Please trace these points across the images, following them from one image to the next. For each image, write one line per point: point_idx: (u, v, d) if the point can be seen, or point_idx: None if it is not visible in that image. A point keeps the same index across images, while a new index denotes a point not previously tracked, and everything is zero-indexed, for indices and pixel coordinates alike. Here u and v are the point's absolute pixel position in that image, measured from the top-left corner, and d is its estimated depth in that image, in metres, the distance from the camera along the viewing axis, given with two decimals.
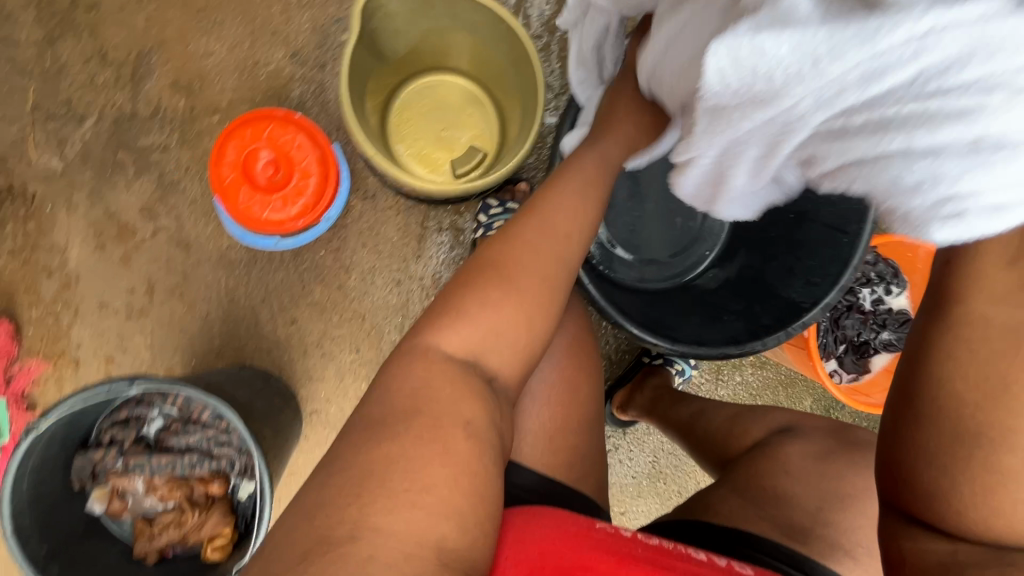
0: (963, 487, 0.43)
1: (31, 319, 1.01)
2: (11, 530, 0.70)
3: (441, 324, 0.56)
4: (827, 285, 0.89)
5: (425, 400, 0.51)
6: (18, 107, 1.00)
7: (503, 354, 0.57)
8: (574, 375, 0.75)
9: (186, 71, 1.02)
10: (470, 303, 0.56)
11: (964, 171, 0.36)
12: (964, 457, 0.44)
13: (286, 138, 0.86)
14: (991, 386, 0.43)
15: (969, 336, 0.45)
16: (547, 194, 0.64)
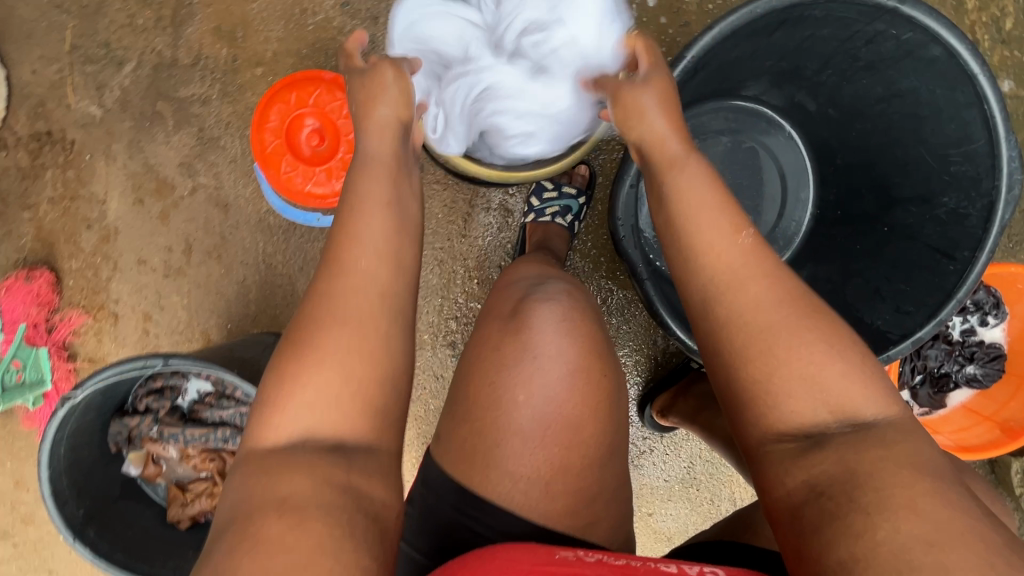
0: (750, 403, 0.49)
1: (71, 270, 1.00)
2: (50, 493, 0.71)
3: (263, 418, 0.47)
4: (922, 316, 0.78)
5: (265, 493, 0.42)
6: (56, 46, 0.94)
7: (343, 409, 0.47)
8: (589, 396, 0.56)
9: (230, 17, 0.94)
10: (291, 376, 0.48)
11: (527, 125, 0.76)
12: (735, 362, 0.51)
13: (335, 104, 0.80)
14: (713, 284, 0.53)
15: (687, 255, 0.55)
16: (344, 223, 0.54)
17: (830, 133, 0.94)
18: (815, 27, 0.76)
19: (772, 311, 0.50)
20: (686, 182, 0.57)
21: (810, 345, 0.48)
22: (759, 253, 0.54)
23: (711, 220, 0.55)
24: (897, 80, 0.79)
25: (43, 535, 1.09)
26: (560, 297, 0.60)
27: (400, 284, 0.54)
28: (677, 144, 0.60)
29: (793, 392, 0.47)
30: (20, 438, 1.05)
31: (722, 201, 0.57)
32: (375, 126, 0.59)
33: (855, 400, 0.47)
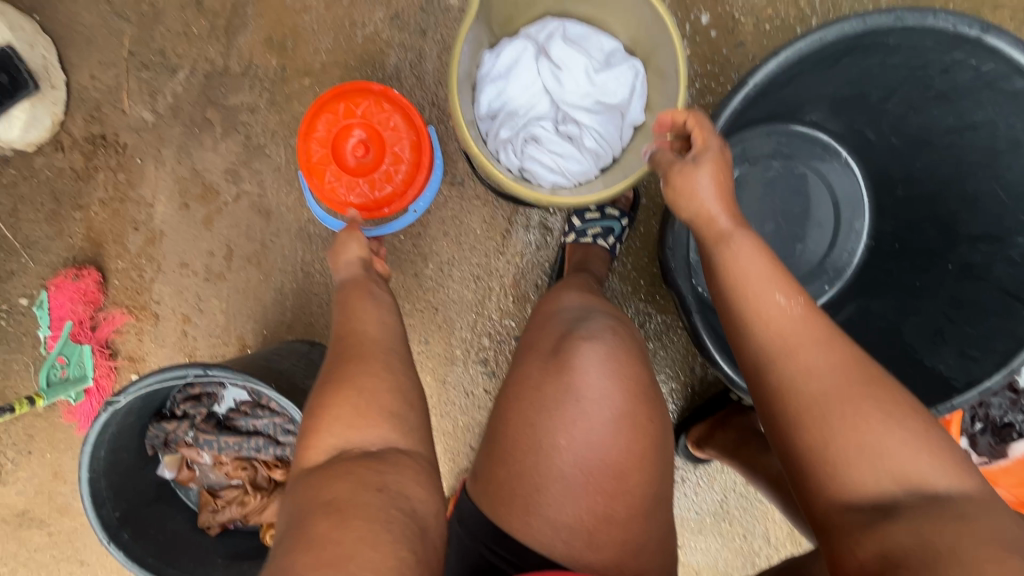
0: (818, 470, 0.50)
1: (117, 270, 1.02)
2: (88, 494, 0.72)
3: (302, 447, 0.51)
4: (990, 363, 0.73)
5: (313, 499, 0.45)
6: (114, 52, 0.96)
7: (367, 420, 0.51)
8: (636, 444, 0.53)
9: (281, 27, 0.95)
10: (322, 406, 0.53)
11: (552, 156, 0.80)
12: (801, 427, 0.51)
13: (380, 116, 0.80)
14: (780, 348, 0.54)
15: (755, 318, 0.56)
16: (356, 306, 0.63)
17: (891, 162, 0.89)
18: (885, 55, 0.72)
19: (827, 376, 0.51)
20: (736, 256, 0.58)
21: (869, 414, 0.49)
22: (810, 317, 0.55)
23: (765, 292, 0.56)
24: (971, 111, 0.74)
25: (77, 526, 1.12)
26: (597, 331, 0.57)
27: (396, 345, 0.60)
28: (725, 218, 0.60)
29: (856, 465, 0.48)
30: (60, 430, 1.08)
31: (773, 267, 0.57)
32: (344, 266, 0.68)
33: (918, 468, 0.47)
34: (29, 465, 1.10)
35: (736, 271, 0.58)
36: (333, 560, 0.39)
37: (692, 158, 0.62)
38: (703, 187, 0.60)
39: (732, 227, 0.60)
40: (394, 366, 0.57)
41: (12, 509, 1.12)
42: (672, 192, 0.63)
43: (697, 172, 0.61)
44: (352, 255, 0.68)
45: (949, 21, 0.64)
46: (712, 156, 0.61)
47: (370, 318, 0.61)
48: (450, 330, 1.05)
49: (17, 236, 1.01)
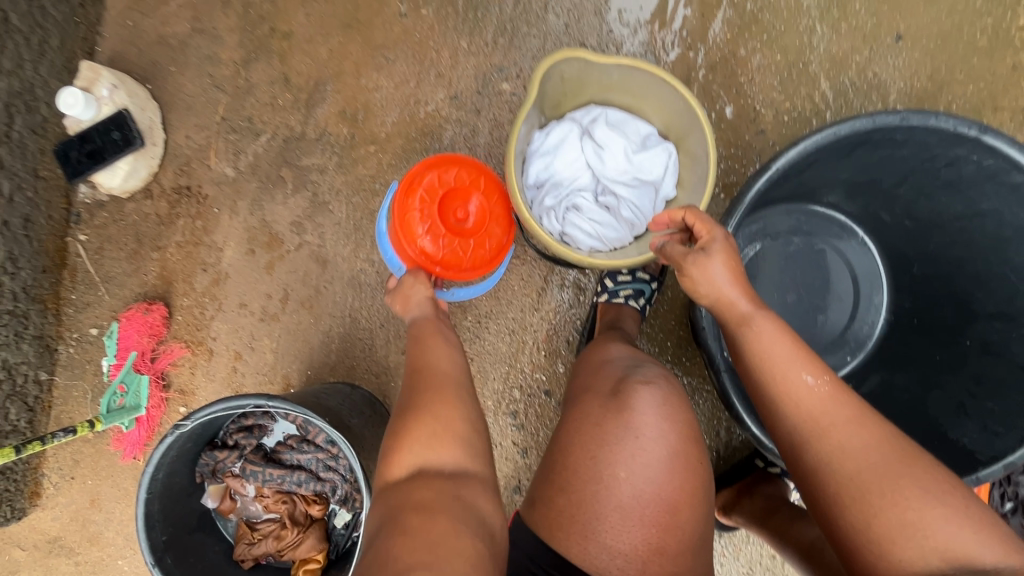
0: (863, 545, 0.55)
1: (182, 306, 1.11)
2: (143, 515, 0.76)
3: (385, 464, 0.59)
4: (1014, 438, 0.76)
5: (403, 503, 0.53)
6: (208, 116, 1.10)
7: (444, 445, 0.59)
8: (687, 480, 0.57)
9: (354, 102, 1.08)
10: (402, 429, 0.60)
11: (592, 225, 0.88)
12: (846, 504, 0.57)
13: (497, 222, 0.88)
14: (816, 426, 0.60)
15: (790, 396, 0.62)
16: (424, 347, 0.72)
17: (906, 243, 0.96)
18: (897, 148, 0.80)
19: (861, 453, 0.58)
20: (761, 338, 0.63)
21: (908, 493, 0.55)
22: (839, 392, 0.61)
23: (794, 373, 0.62)
24: (979, 200, 0.81)
25: (103, 557, 1.14)
26: (652, 374, 0.62)
27: (461, 382, 0.68)
28: (744, 302, 0.66)
29: (900, 543, 0.54)
30: (104, 457, 1.12)
31: (797, 343, 0.64)
32: (416, 305, 0.80)
33: (961, 546, 0.52)
34: (68, 491, 1.14)
35: (762, 351, 0.64)
36: (426, 546, 0.48)
37: (704, 251, 0.67)
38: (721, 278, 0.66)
39: (752, 311, 0.65)
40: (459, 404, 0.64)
41: (44, 536, 1.14)
42: (690, 283, 0.68)
43: (712, 264, 0.66)
44: (422, 297, 0.80)
45: (950, 122, 0.73)
46: (721, 247, 0.67)
47: (440, 354, 0.70)
48: (483, 380, 1.10)
49: (98, 271, 1.11)
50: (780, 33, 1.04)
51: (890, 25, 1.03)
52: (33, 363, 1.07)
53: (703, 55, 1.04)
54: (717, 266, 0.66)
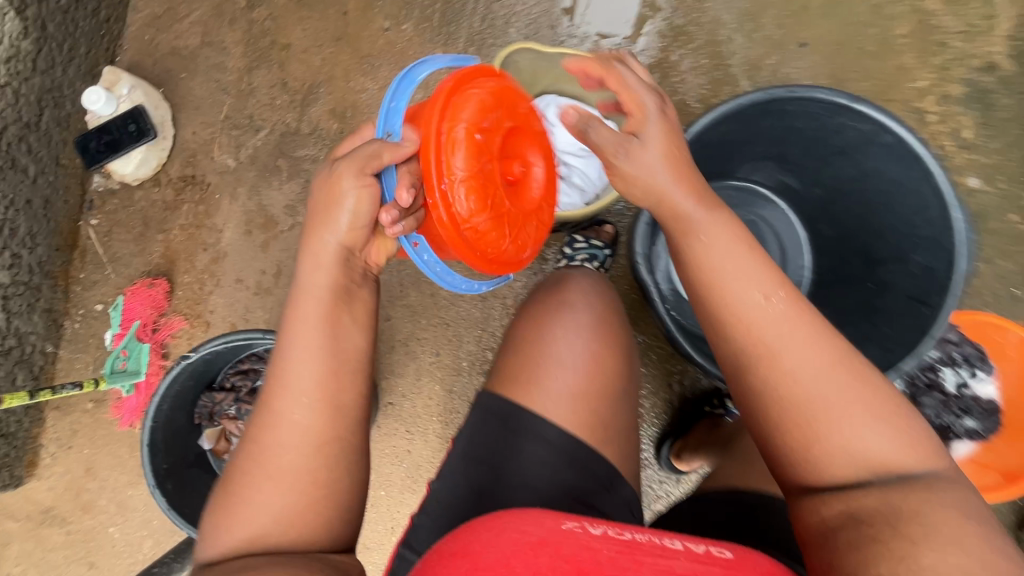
0: (797, 454, 0.61)
1: (183, 282, 1.21)
2: (148, 443, 0.85)
3: (230, 517, 0.65)
4: (903, 352, 0.91)
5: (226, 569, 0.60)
6: (213, 115, 1.24)
7: (282, 500, 0.64)
8: (609, 340, 0.71)
9: (344, 102, 1.24)
10: (244, 491, 0.65)
11: None
12: (787, 419, 0.61)
13: (522, 228, 0.76)
14: (765, 346, 0.63)
15: (743, 317, 0.65)
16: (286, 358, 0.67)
17: (816, 208, 1.13)
18: (793, 119, 0.97)
19: (811, 371, 0.61)
20: (712, 259, 0.68)
21: (848, 408, 0.59)
22: (796, 310, 0.63)
23: (748, 295, 0.65)
24: (864, 162, 0.98)
25: (96, 525, 1.19)
26: (587, 272, 0.78)
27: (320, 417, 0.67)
28: (692, 211, 0.70)
29: (833, 455, 0.59)
30: (103, 426, 1.19)
31: (745, 262, 0.67)
32: (320, 251, 0.67)
33: (888, 454, 0.58)
34: (65, 461, 1.20)
35: (711, 273, 0.67)
36: None
37: (637, 138, 0.71)
38: (658, 166, 0.71)
39: (700, 223, 0.69)
40: (312, 456, 0.66)
41: (38, 506, 1.19)
42: (626, 177, 0.73)
43: (648, 151, 0.71)
44: (329, 242, 0.67)
45: (827, 93, 0.90)
46: (654, 129, 0.71)
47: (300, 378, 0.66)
48: (458, 344, 1.21)
49: (106, 252, 1.22)
50: (706, 42, 1.24)
51: (795, 34, 1.24)
52: (42, 334, 1.16)
53: (642, 60, 1.23)
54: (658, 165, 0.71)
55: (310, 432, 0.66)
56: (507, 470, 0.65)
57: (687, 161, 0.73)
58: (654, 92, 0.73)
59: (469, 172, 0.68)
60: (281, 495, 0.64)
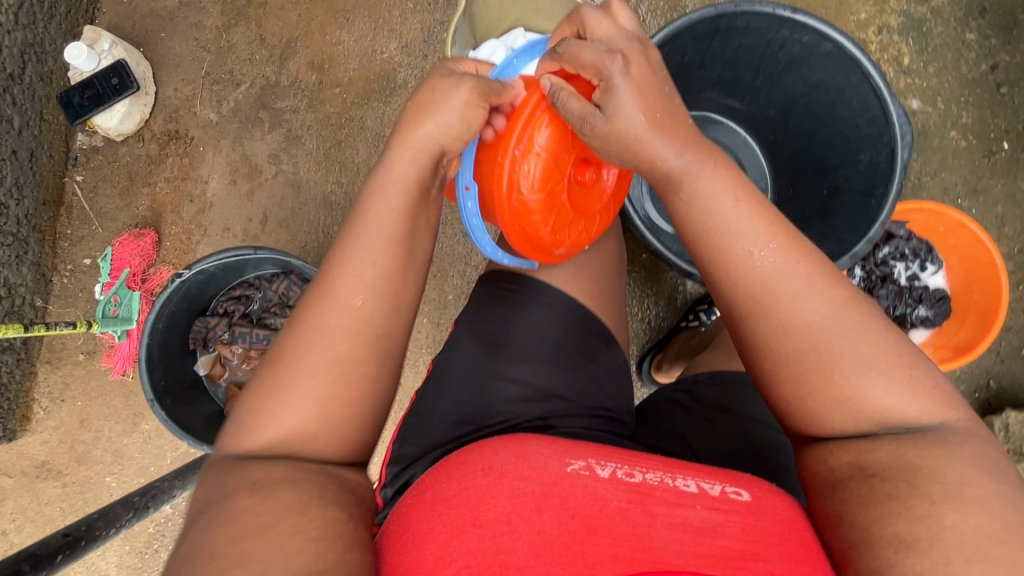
0: (795, 411, 0.56)
1: (170, 234, 1.24)
2: (145, 360, 0.88)
3: (248, 423, 0.55)
4: (856, 239, 0.99)
5: (235, 481, 0.50)
6: (194, 72, 1.28)
7: (316, 412, 0.55)
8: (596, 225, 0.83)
9: (321, 55, 1.28)
10: (270, 393, 0.55)
11: None
12: (782, 376, 0.56)
13: (565, 225, 0.76)
14: (758, 297, 0.57)
15: (737, 270, 0.58)
16: (346, 236, 0.60)
17: (771, 128, 1.21)
18: (742, 37, 1.04)
19: (807, 330, 0.54)
20: (696, 211, 0.60)
21: (847, 368, 0.53)
22: (789, 263, 0.56)
23: (739, 247, 0.58)
24: (810, 74, 1.05)
25: (92, 476, 1.20)
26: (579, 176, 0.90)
27: (362, 330, 0.57)
28: (671, 160, 0.61)
29: (831, 411, 0.54)
30: (95, 377, 1.21)
31: (737, 213, 0.59)
32: (421, 138, 0.63)
33: (893, 409, 0.52)
34: (58, 414, 1.21)
35: (694, 229, 0.61)
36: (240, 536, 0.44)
37: (600, 111, 0.62)
38: (634, 137, 0.61)
39: (680, 170, 0.61)
40: (371, 366, 0.57)
41: (33, 461, 1.20)
42: (606, 139, 0.63)
43: (618, 122, 0.61)
44: (428, 129, 0.63)
45: (771, 6, 0.97)
46: (620, 97, 0.60)
47: (352, 278, 0.58)
48: (444, 279, 1.25)
49: (93, 207, 1.24)
50: None
51: None
52: (31, 286, 1.18)
53: None
54: (633, 123, 0.61)
55: (377, 339, 0.58)
56: (506, 335, 0.77)
57: (668, 118, 0.62)
58: (614, 50, 0.61)
59: (546, 151, 0.70)
60: (318, 400, 0.55)
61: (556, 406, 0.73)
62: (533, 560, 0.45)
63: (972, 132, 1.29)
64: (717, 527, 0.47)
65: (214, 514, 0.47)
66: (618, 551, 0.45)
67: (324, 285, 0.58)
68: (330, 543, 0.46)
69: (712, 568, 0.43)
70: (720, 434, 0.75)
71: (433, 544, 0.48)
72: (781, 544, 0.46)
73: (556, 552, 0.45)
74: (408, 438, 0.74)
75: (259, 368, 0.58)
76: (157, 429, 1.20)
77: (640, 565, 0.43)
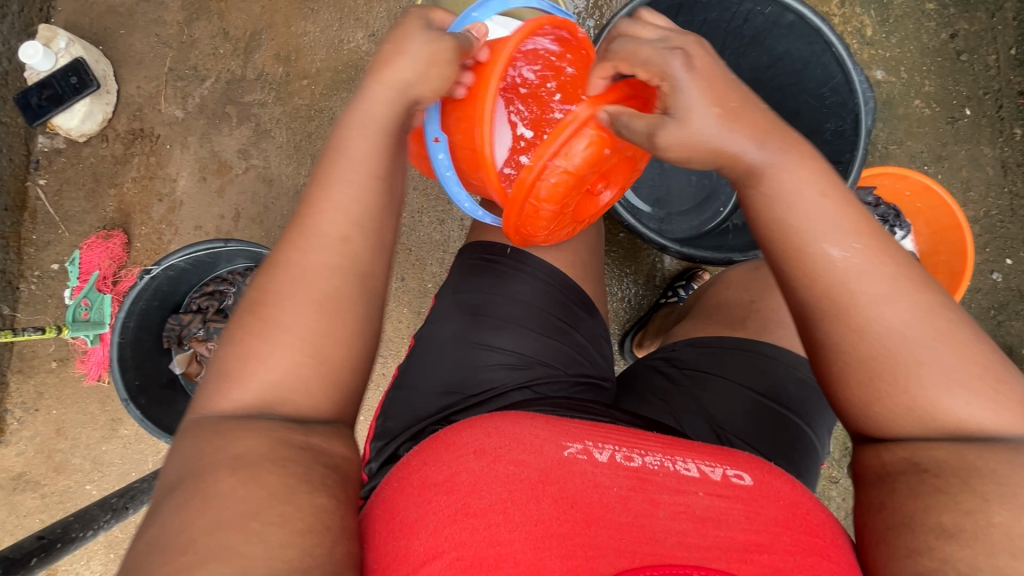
0: (868, 417, 0.51)
1: (140, 235, 1.22)
2: (117, 359, 0.86)
3: (220, 390, 0.53)
4: None
5: (216, 453, 0.47)
6: (157, 69, 1.25)
7: (299, 366, 0.53)
8: None
9: (286, 46, 1.26)
10: (247, 346, 0.53)
11: None
12: (855, 380, 0.51)
13: (561, 227, 0.77)
14: (838, 299, 0.51)
15: (814, 269, 0.52)
16: (319, 178, 0.59)
17: None
18: (707, 12, 1.06)
19: (887, 338, 0.49)
20: (774, 205, 0.54)
21: (931, 379, 0.48)
22: (875, 264, 0.51)
23: (818, 243, 0.52)
24: (775, 47, 1.07)
25: (71, 485, 1.17)
26: None
27: (348, 266, 0.56)
28: (755, 151, 0.56)
29: (902, 418, 0.49)
30: (69, 384, 1.18)
31: (819, 206, 0.53)
32: (389, 78, 0.60)
33: (978, 421, 0.47)
34: (32, 425, 1.18)
35: (768, 230, 0.55)
36: (221, 520, 0.42)
37: (669, 115, 0.58)
38: (707, 136, 0.56)
39: (761, 162, 0.55)
40: (356, 307, 0.56)
41: (9, 473, 1.18)
42: (677, 152, 0.59)
43: (692, 124, 0.56)
44: (410, 68, 0.60)
45: None
46: (687, 95, 0.57)
47: (331, 216, 0.57)
48: (423, 268, 1.25)
49: (58, 211, 1.22)
50: None
51: None
52: None
53: None
54: (710, 123, 0.56)
55: (368, 299, 0.57)
56: (488, 305, 0.77)
57: (741, 107, 0.57)
58: (673, 49, 0.59)
59: (578, 166, 0.67)
60: (303, 345, 0.53)
61: (540, 372, 0.74)
62: (531, 553, 0.43)
63: (935, 100, 1.31)
64: (719, 516, 0.47)
65: (190, 492, 0.45)
66: (620, 543, 0.44)
67: (307, 225, 0.57)
68: (318, 538, 0.44)
69: (716, 561, 0.43)
70: (696, 399, 0.76)
71: (427, 537, 0.46)
72: (785, 534, 0.47)
73: (555, 544, 0.44)
74: (392, 412, 0.74)
75: (239, 316, 0.56)
76: (136, 434, 1.18)
77: (643, 559, 0.42)
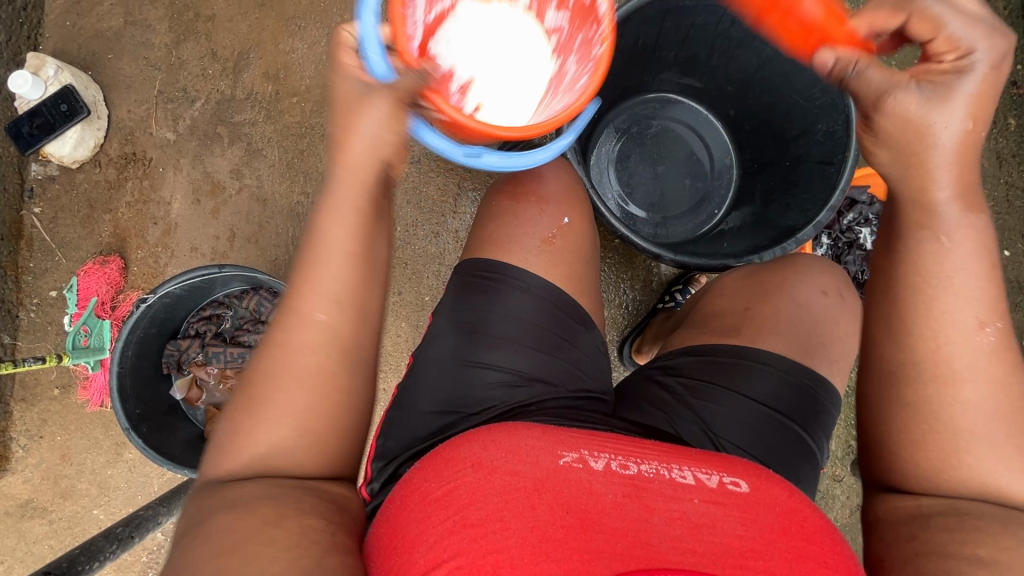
0: (936, 478, 0.55)
1: (136, 259, 1.22)
2: (117, 389, 0.86)
3: (219, 452, 0.54)
4: (818, 209, 0.99)
5: (214, 502, 0.49)
6: (146, 92, 1.25)
7: (298, 437, 0.53)
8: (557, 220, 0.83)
9: (275, 64, 1.25)
10: (242, 416, 0.54)
11: None
12: (944, 443, 0.54)
13: None
14: (949, 371, 0.54)
15: (937, 342, 0.54)
16: (304, 261, 0.56)
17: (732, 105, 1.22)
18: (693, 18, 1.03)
19: (987, 417, 0.53)
20: (955, 270, 0.54)
21: (1005, 462, 0.53)
22: (1011, 355, 0.54)
23: (966, 318, 0.54)
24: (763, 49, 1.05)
25: (79, 510, 1.18)
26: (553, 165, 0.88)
27: (339, 341, 0.55)
28: (948, 193, 0.54)
29: (966, 483, 0.54)
30: (72, 411, 1.19)
31: (980, 285, 0.54)
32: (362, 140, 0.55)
33: None
34: (37, 452, 1.19)
35: (911, 296, 0.56)
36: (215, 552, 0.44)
37: (918, 86, 0.52)
38: (923, 135, 0.53)
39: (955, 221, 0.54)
40: (343, 378, 0.55)
41: (16, 501, 1.19)
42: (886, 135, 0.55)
43: (937, 110, 0.52)
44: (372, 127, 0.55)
45: None
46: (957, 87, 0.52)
47: (321, 289, 0.55)
48: (419, 281, 1.25)
49: (54, 238, 1.22)
50: None
51: None
52: None
53: None
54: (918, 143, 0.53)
55: (337, 331, 0.55)
56: (488, 325, 0.77)
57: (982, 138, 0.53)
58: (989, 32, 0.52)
59: None
60: (296, 419, 0.53)
61: (543, 391, 0.75)
62: (528, 558, 0.44)
63: None
64: (713, 522, 0.48)
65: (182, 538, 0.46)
66: (615, 547, 0.44)
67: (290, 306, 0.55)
68: (304, 550, 0.45)
69: (710, 566, 0.43)
70: (698, 416, 0.75)
71: (426, 549, 0.47)
72: (780, 540, 0.47)
73: (552, 548, 0.44)
74: (392, 432, 0.74)
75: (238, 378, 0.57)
76: (141, 457, 1.18)
77: (637, 564, 0.43)
